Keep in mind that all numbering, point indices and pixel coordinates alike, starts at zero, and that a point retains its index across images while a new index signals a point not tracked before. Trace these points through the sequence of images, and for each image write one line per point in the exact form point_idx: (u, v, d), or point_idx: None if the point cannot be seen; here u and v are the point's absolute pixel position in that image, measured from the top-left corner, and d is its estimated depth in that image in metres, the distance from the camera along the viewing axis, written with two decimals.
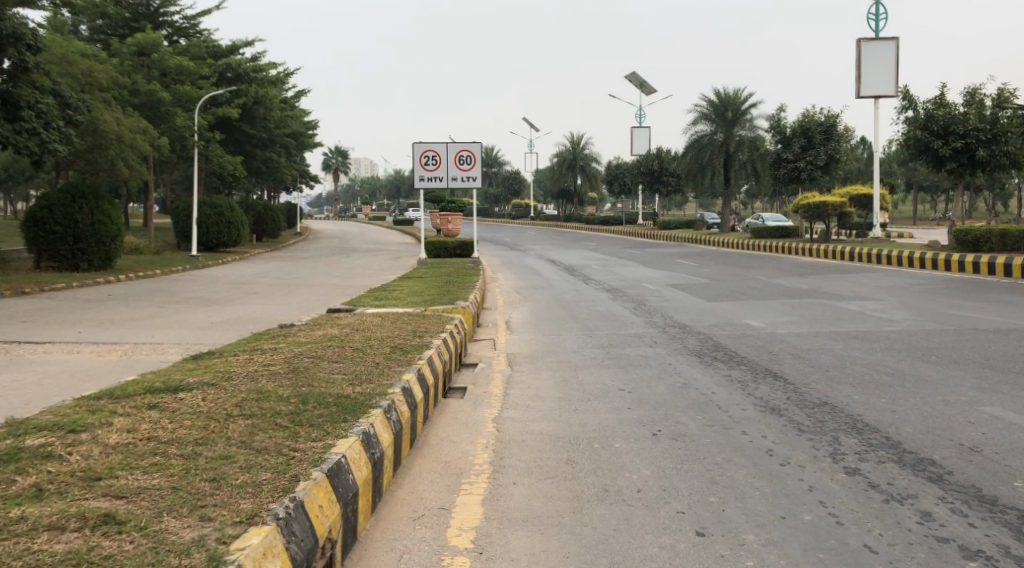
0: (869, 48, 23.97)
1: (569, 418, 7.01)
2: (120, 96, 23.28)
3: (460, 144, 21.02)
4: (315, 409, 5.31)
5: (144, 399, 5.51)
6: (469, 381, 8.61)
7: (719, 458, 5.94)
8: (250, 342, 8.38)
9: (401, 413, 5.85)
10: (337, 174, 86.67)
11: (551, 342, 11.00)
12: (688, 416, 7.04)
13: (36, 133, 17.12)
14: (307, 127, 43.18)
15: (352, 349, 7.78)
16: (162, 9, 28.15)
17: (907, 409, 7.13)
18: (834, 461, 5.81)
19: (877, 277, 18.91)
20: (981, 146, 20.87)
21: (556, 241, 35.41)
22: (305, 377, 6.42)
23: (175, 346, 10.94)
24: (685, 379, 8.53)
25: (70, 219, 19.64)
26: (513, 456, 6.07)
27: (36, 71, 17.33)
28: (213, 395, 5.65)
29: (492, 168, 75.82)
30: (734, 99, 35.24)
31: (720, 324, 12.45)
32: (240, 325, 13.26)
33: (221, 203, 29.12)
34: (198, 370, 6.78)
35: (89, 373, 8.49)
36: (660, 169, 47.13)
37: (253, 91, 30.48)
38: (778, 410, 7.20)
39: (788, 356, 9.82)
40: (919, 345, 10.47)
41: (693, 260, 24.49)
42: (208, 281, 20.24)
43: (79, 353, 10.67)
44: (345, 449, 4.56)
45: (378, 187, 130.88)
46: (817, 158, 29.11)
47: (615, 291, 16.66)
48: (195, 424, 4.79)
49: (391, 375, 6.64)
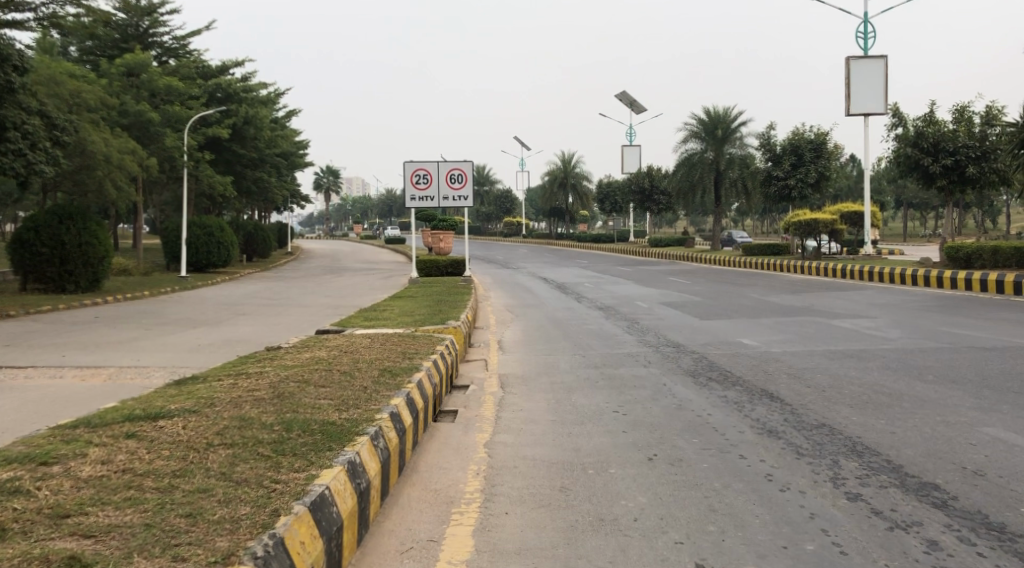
0: (858, 66, 24.01)
1: (562, 443, 6.83)
2: (108, 117, 23.14)
3: (451, 163, 20.90)
4: (299, 437, 5.12)
5: (122, 427, 5.32)
6: (460, 403, 8.43)
7: (717, 484, 5.77)
8: (235, 366, 8.18)
9: (388, 440, 5.67)
10: (329, 193, 86.53)
11: (543, 362, 10.82)
12: (683, 440, 6.88)
13: (22, 154, 16.94)
14: (298, 147, 43.11)
15: (339, 372, 7.61)
16: (151, 30, 28.06)
17: (906, 431, 6.98)
18: (835, 486, 5.65)
19: (870, 294, 18.80)
20: (971, 163, 20.85)
21: (548, 259, 35.32)
22: (290, 402, 6.24)
23: (160, 370, 10.72)
24: (680, 400, 8.37)
25: (56, 240, 19.42)
26: (504, 484, 5.88)
27: (23, 91, 17.17)
28: (194, 423, 5.46)
29: (482, 187, 75.88)
30: (724, 117, 35.29)
31: (714, 342, 12.30)
32: (227, 347, 13.05)
33: (210, 223, 28.92)
34: (179, 397, 6.58)
35: (70, 398, 8.29)
36: (651, 187, 47.16)
37: (243, 111, 30.34)
38: (776, 432, 7.04)
39: (783, 376, 9.65)
40: (916, 364, 10.32)
41: (685, 277, 24.39)
42: (196, 302, 20.02)
43: (61, 378, 10.45)
44: (329, 480, 4.38)
45: (370, 207, 130.86)
46: (807, 175, 29.08)
47: (608, 309, 16.51)
48: (174, 454, 4.60)
49: (379, 400, 6.46)
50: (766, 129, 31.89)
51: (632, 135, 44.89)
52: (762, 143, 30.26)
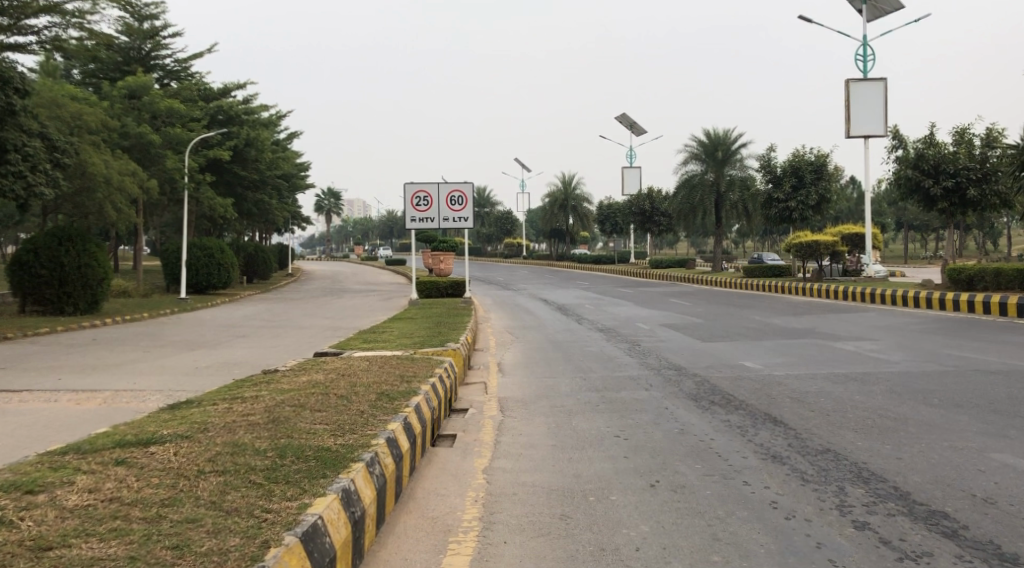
0: (857, 89, 24.02)
1: (562, 469, 6.70)
2: (109, 139, 23.14)
3: (451, 185, 20.86)
4: (293, 464, 5.00)
5: (112, 454, 5.20)
6: (459, 427, 8.31)
7: (721, 512, 5.64)
8: (230, 390, 8.06)
9: (385, 466, 5.55)
10: (329, 215, 86.51)
11: (544, 385, 10.69)
12: (687, 466, 6.74)
13: (22, 176, 16.89)
14: (299, 168, 43.14)
15: (336, 396, 7.48)
16: (153, 53, 28.08)
17: (912, 457, 6.86)
18: (842, 514, 5.52)
19: (872, 316, 18.68)
20: (972, 185, 20.79)
21: (550, 281, 35.21)
22: (284, 427, 6.12)
23: (156, 394, 10.59)
24: (682, 425, 8.24)
25: (55, 262, 19.33)
26: (503, 511, 5.76)
27: (24, 114, 17.15)
28: (185, 449, 5.33)
29: (483, 209, 75.89)
30: (724, 139, 35.32)
31: (716, 365, 12.17)
32: (225, 369, 12.94)
33: (211, 245, 28.87)
34: (173, 422, 6.45)
35: (64, 423, 8.17)
36: (651, 209, 47.13)
37: (244, 133, 30.36)
38: (781, 458, 6.92)
39: (787, 399, 9.53)
40: (921, 388, 10.20)
41: (686, 299, 24.26)
42: (196, 324, 19.91)
43: (55, 402, 10.33)
44: (323, 508, 4.26)
45: (370, 228, 130.94)
46: (808, 197, 29.05)
47: (609, 331, 16.39)
48: (163, 482, 4.49)
49: (376, 425, 6.34)
50: (766, 151, 31.88)
51: (632, 158, 44.92)
52: (762, 164, 30.23)
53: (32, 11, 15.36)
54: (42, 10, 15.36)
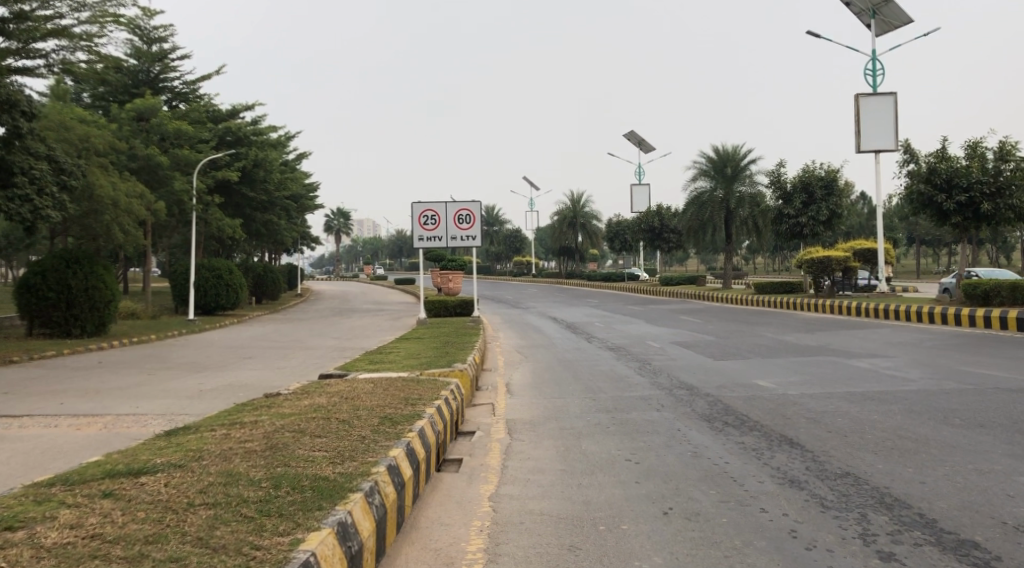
0: (867, 103, 23.79)
1: (570, 495, 6.45)
2: (117, 161, 23.07)
3: (459, 203, 20.67)
4: (288, 495, 4.76)
5: (101, 485, 4.97)
6: (466, 451, 8.07)
7: (738, 542, 5.40)
8: (229, 415, 7.82)
9: (385, 495, 5.32)
10: (339, 235, 86.53)
11: (553, 407, 10.41)
12: (700, 492, 6.48)
13: (29, 199, 16.76)
14: (308, 189, 43.07)
15: (337, 421, 7.24)
16: (162, 75, 28.05)
17: (936, 480, 6.59)
18: (865, 544, 5.27)
19: (886, 333, 18.35)
20: (985, 200, 20.48)
21: (559, 299, 34.98)
22: (281, 455, 5.88)
23: (159, 419, 10.35)
24: (695, 447, 7.98)
25: (62, 284, 19.16)
26: (510, 542, 5.53)
27: (31, 137, 17.07)
28: (178, 480, 5.09)
29: (492, 228, 75.73)
30: (734, 155, 35.12)
31: (728, 384, 11.90)
32: (229, 392, 12.71)
33: (220, 265, 28.70)
34: (168, 449, 6.20)
35: (62, 449, 7.96)
36: (661, 226, 46.90)
37: (252, 154, 30.27)
38: (798, 482, 6.65)
39: (803, 420, 9.24)
40: (941, 407, 9.91)
41: (697, 316, 23.96)
42: (203, 345, 19.68)
43: (55, 427, 10.12)
44: (315, 545, 4.04)
45: (380, 248, 130.99)
46: (819, 213, 28.78)
47: (618, 350, 16.12)
48: (150, 515, 4.26)
49: (378, 451, 6.09)
50: (776, 166, 31.62)
51: (641, 175, 44.73)
52: (772, 180, 29.97)
53: (40, 34, 15.26)
54: (51, 34, 15.32)
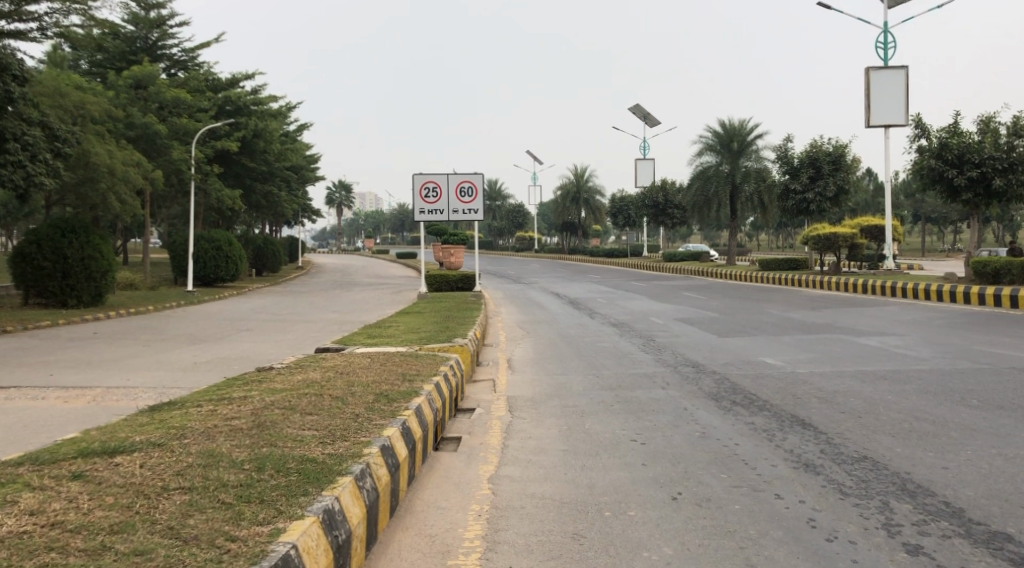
0: (878, 77, 23.26)
1: (574, 478, 6.12)
2: (115, 129, 22.59)
3: (461, 175, 20.25)
4: (271, 479, 4.42)
5: (71, 466, 4.63)
6: (465, 429, 7.73)
7: (753, 531, 5.06)
8: (218, 391, 7.49)
9: (377, 479, 4.99)
10: (341, 209, 85.99)
11: (555, 384, 10.09)
12: (711, 476, 6.14)
13: (21, 165, 16.32)
14: (310, 161, 42.56)
15: (330, 398, 6.89)
16: (160, 42, 27.46)
17: (961, 466, 6.25)
18: (890, 535, 4.94)
19: (894, 311, 17.97)
20: (997, 175, 20.00)
21: (561, 274, 34.53)
22: (269, 434, 5.53)
23: (151, 392, 10.03)
24: (703, 428, 7.63)
25: (58, 254, 18.81)
26: (511, 528, 5.20)
27: (23, 102, 16.60)
28: (155, 460, 4.76)
29: (495, 202, 75.28)
30: (740, 129, 34.62)
31: (735, 362, 11.55)
32: (224, 365, 12.38)
33: (219, 237, 28.28)
34: (150, 427, 5.86)
35: (45, 423, 7.63)
36: (665, 201, 46.42)
37: (252, 124, 29.77)
38: (813, 466, 6.32)
39: (814, 399, 8.91)
40: (957, 387, 9.58)
41: (701, 293, 23.59)
42: (200, 317, 19.33)
43: (43, 400, 9.80)
44: (297, 536, 3.71)
45: (383, 223, 130.45)
46: (826, 189, 28.31)
47: (622, 326, 15.78)
48: (119, 502, 3.92)
49: (370, 431, 5.75)
50: (783, 140, 31.08)
51: (645, 149, 44.24)
52: (778, 155, 29.49)
53: None
54: None
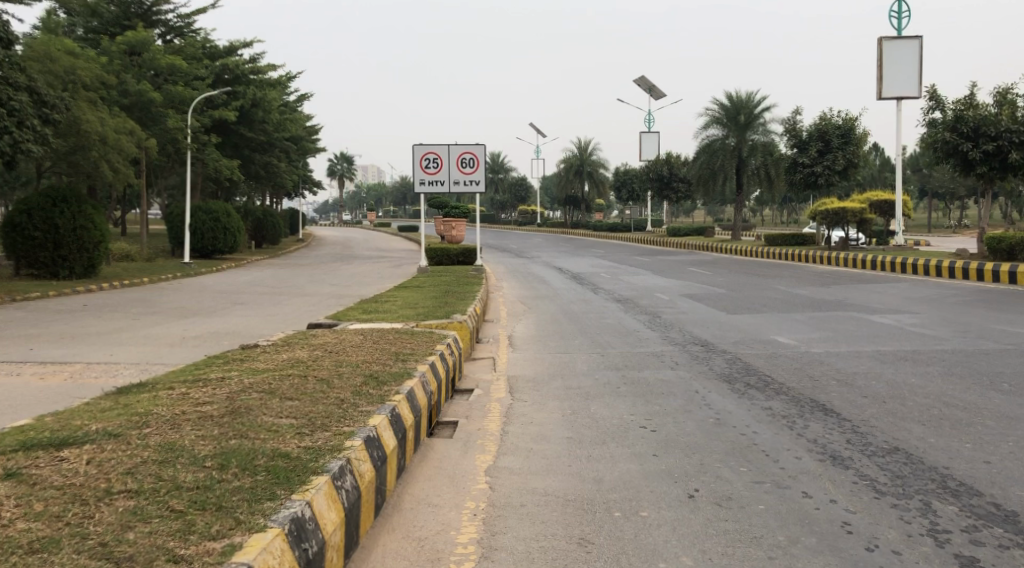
0: (891, 47, 22.49)
1: (580, 471, 5.55)
2: (107, 97, 21.82)
3: (462, 146, 19.58)
4: (235, 479, 3.85)
5: (8, 462, 4.07)
6: (461, 414, 7.14)
7: (783, 539, 4.50)
8: (195, 371, 6.92)
9: (359, 476, 4.41)
10: (342, 180, 85.15)
11: (558, 362, 9.52)
12: (729, 470, 5.58)
13: (8, 132, 15.58)
14: (309, 132, 41.84)
15: (314, 381, 6.31)
16: (154, 8, 26.60)
17: (1003, 461, 5.68)
18: (938, 545, 4.39)
19: (906, 287, 17.33)
20: (1014, 149, 19.29)
21: (563, 249, 33.77)
22: (241, 424, 4.95)
23: (133, 369, 9.46)
24: (718, 414, 7.06)
25: (48, 223, 18.15)
26: (510, 531, 4.64)
27: (8, 65, 15.92)
28: (106, 454, 4.19)
29: (498, 175, 74.58)
30: (747, 101, 33.82)
31: (746, 341, 10.97)
32: (212, 341, 11.80)
33: (217, 208, 27.64)
34: (111, 413, 5.29)
35: (11, 403, 7.06)
36: (669, 175, 45.60)
37: (250, 93, 29.02)
38: (842, 459, 5.76)
39: (833, 382, 8.32)
40: (985, 369, 8.99)
41: (706, 268, 22.97)
42: (195, 290, 18.74)
43: (18, 376, 9.26)
44: (254, 553, 3.18)
45: (385, 195, 129.72)
46: (835, 162, 27.55)
47: (627, 302, 15.18)
48: (48, 511, 3.38)
49: (354, 419, 5.18)
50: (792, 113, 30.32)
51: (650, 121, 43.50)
52: (786, 127, 28.75)
53: None
54: None
